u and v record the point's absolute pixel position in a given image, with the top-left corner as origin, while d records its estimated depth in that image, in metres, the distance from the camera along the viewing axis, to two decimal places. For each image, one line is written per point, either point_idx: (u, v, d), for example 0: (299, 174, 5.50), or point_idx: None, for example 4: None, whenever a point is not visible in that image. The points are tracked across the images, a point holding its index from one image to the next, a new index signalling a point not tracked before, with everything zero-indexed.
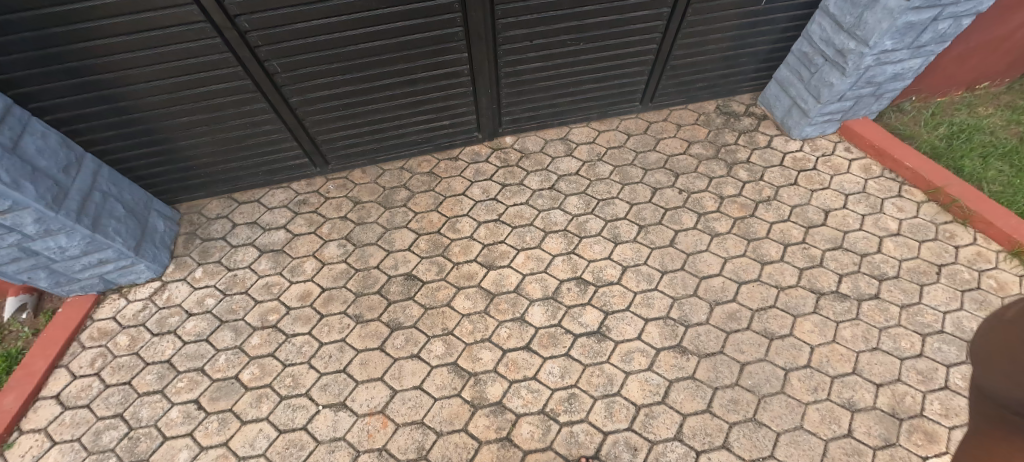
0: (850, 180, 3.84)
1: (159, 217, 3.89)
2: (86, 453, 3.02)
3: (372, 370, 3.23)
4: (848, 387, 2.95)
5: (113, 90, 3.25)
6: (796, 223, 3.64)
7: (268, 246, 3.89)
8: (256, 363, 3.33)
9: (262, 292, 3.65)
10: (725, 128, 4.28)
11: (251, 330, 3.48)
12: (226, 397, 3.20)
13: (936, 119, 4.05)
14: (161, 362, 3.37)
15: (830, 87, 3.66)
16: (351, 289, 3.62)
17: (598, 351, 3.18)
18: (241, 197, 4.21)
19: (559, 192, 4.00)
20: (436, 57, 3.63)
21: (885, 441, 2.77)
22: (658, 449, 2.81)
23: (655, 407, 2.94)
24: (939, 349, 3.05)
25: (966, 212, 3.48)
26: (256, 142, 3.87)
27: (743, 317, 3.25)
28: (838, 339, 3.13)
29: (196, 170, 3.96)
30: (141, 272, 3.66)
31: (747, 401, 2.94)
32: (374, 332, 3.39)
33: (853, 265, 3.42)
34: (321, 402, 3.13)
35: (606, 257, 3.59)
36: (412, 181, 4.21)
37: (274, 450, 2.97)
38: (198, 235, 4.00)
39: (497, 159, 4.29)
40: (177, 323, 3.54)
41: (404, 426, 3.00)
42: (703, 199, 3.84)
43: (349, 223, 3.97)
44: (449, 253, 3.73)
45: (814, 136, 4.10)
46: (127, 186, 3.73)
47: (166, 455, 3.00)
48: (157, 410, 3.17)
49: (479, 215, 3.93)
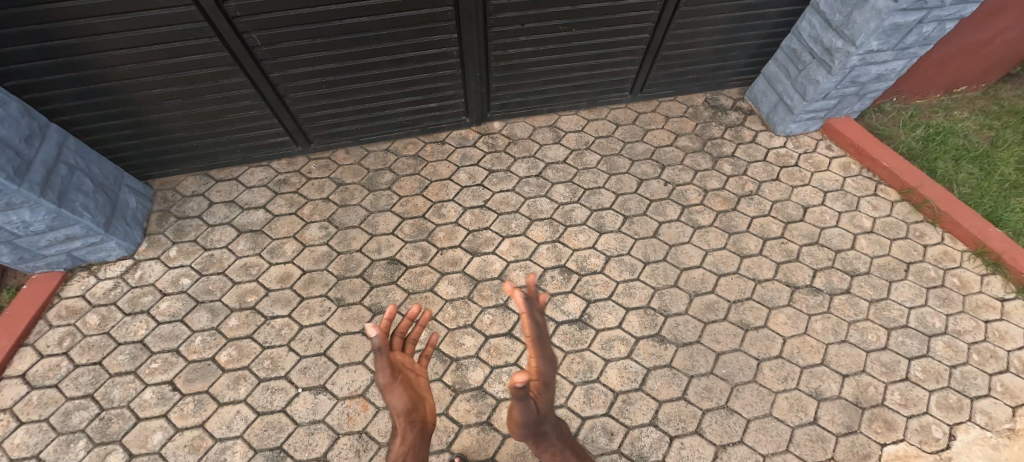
0: (829, 178, 3.93)
1: (130, 193, 3.74)
2: (55, 433, 2.95)
3: (353, 354, 3.22)
4: (816, 377, 3.08)
5: (81, 57, 3.07)
6: (776, 218, 3.73)
7: (247, 226, 3.79)
8: (233, 345, 3.27)
9: (241, 273, 3.57)
10: (712, 121, 4.31)
11: (228, 311, 3.41)
12: (203, 379, 3.14)
13: (914, 121, 4.16)
14: (133, 342, 3.28)
15: (815, 85, 3.71)
16: (332, 272, 3.56)
17: (579, 338, 3.23)
18: (218, 175, 4.07)
19: (546, 180, 3.99)
20: (425, 36, 3.52)
21: (847, 428, 2.90)
22: (634, 434, 2.88)
23: (632, 394, 3.02)
24: (902, 342, 3.19)
25: (935, 212, 3.62)
26: (235, 118, 3.73)
27: (721, 308, 3.34)
28: (809, 331, 3.24)
29: (171, 145, 3.81)
30: (111, 249, 3.53)
31: (720, 389, 3.03)
32: (356, 316, 3.36)
33: (828, 260, 3.53)
34: (300, 385, 3.11)
35: (591, 247, 3.62)
36: (397, 164, 4.13)
37: (251, 432, 2.95)
38: (173, 213, 3.87)
39: (484, 143, 4.24)
40: (150, 303, 3.44)
41: (384, 409, 3.01)
42: (688, 191, 3.88)
43: (331, 205, 3.89)
44: (433, 239, 3.70)
45: (797, 133, 4.17)
46: (96, 160, 3.56)
47: (139, 436, 2.95)
48: (129, 391, 3.09)
49: (464, 200, 3.89)
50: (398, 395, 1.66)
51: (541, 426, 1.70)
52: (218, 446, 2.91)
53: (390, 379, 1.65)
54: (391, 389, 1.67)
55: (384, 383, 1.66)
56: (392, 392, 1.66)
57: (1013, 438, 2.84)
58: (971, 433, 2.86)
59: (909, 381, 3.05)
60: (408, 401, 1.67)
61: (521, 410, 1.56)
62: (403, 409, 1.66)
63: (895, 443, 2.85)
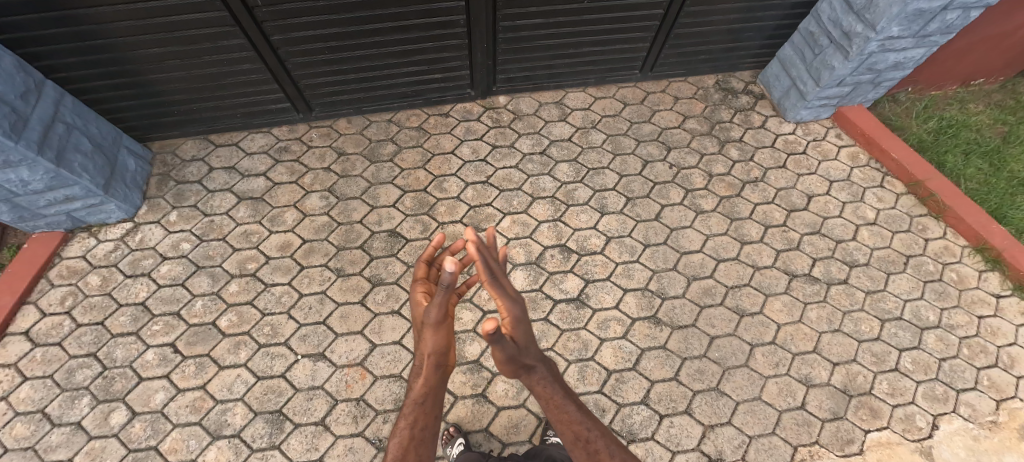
0: (836, 167, 3.88)
1: (129, 155, 3.70)
2: (59, 390, 3.01)
3: (351, 323, 3.26)
4: (806, 363, 3.13)
5: (74, 12, 2.97)
6: (779, 206, 3.70)
7: (246, 193, 3.76)
8: (233, 310, 3.31)
9: (241, 241, 3.57)
10: (722, 104, 4.23)
11: (229, 277, 3.43)
12: (203, 342, 3.19)
13: (927, 113, 4.06)
14: (134, 304, 3.31)
15: (831, 71, 3.61)
16: (333, 242, 3.57)
17: (576, 317, 3.26)
18: (217, 140, 4.02)
19: (549, 157, 3.94)
20: (432, 3, 3.40)
21: (833, 414, 2.97)
22: (625, 411, 2.95)
23: (626, 373, 3.07)
24: (895, 334, 3.23)
25: (941, 207, 3.59)
26: (234, 82, 3.65)
27: (718, 293, 3.36)
28: (803, 319, 3.28)
29: (169, 106, 3.73)
30: (111, 212, 3.52)
31: (712, 371, 3.09)
32: (355, 286, 3.39)
33: (828, 250, 3.52)
34: (300, 352, 3.16)
35: (592, 227, 3.61)
36: (399, 135, 4.07)
37: (251, 395, 3.02)
38: (172, 177, 3.84)
39: (488, 118, 4.17)
40: (151, 266, 3.46)
41: (381, 378, 3.07)
42: (692, 175, 3.84)
43: (332, 175, 3.86)
44: (434, 213, 3.69)
45: (808, 120, 4.09)
46: (93, 119, 3.50)
47: (142, 395, 3.01)
48: (131, 352, 3.15)
49: (467, 175, 3.86)
50: (432, 341, 1.42)
51: (526, 360, 1.37)
52: (219, 407, 2.98)
53: (438, 321, 1.40)
54: (426, 331, 1.43)
55: (428, 321, 1.41)
56: (429, 335, 1.42)
57: (993, 430, 2.92)
58: (953, 424, 2.94)
59: (898, 372, 3.11)
60: (444, 344, 1.44)
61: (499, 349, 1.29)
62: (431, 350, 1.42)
63: (878, 430, 2.92)
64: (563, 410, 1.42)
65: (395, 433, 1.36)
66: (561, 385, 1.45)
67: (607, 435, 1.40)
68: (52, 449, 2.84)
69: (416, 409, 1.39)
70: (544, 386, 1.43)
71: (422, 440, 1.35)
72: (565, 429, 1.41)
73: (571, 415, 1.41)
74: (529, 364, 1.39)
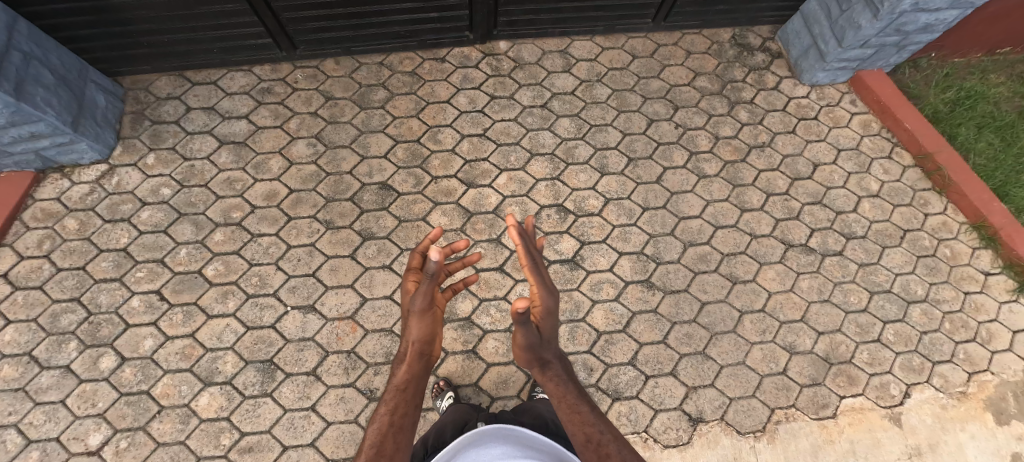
0: (846, 135, 3.76)
1: (98, 90, 3.43)
2: (45, 334, 2.97)
3: (342, 277, 3.20)
4: (792, 332, 3.17)
5: None
6: (783, 173, 3.61)
7: (228, 137, 3.55)
8: (220, 259, 3.22)
9: (224, 188, 3.41)
10: (735, 62, 4.00)
11: (213, 225, 3.31)
12: (190, 291, 3.13)
13: (947, 81, 3.90)
14: (116, 250, 3.20)
15: (856, 30, 3.40)
16: (321, 193, 3.43)
17: (570, 278, 3.24)
18: (195, 78, 3.73)
19: (550, 111, 3.75)
20: None
21: (813, 380, 3.04)
22: (611, 371, 3.00)
23: (615, 335, 3.10)
24: (881, 306, 3.26)
25: (946, 181, 3.53)
26: (208, 11, 3.32)
27: (713, 260, 3.34)
28: (795, 289, 3.29)
29: (139, 37, 3.42)
30: (83, 152, 3.32)
31: (700, 336, 3.13)
32: (345, 240, 3.30)
33: (827, 221, 3.48)
34: (289, 304, 3.12)
35: (591, 188, 3.51)
36: (392, 80, 3.81)
37: (241, 345, 3.00)
38: (147, 116, 3.59)
39: (488, 65, 3.91)
40: (131, 211, 3.31)
41: (373, 332, 3.06)
42: (698, 137, 3.70)
43: (320, 121, 3.64)
44: (428, 166, 3.53)
45: (823, 84, 3.91)
46: (54, 49, 3.20)
47: (130, 342, 2.98)
48: (117, 298, 3.08)
49: (463, 127, 3.67)
50: (419, 329, 1.28)
51: (543, 353, 1.36)
52: (209, 355, 2.97)
53: (426, 307, 1.26)
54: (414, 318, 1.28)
55: (414, 309, 1.27)
56: (414, 324, 1.28)
57: (962, 400, 3.01)
58: (925, 393, 3.03)
59: (879, 342, 3.16)
60: (430, 333, 1.31)
61: (522, 334, 1.28)
62: (419, 337, 1.30)
63: (854, 396, 3.01)
64: (574, 408, 1.31)
65: (376, 420, 1.21)
66: (578, 391, 1.38)
67: (619, 438, 1.25)
68: (41, 392, 2.82)
69: (399, 396, 1.25)
70: (557, 384, 1.37)
71: (402, 428, 1.18)
72: (574, 429, 1.28)
73: (583, 414, 1.30)
74: (545, 358, 1.37)
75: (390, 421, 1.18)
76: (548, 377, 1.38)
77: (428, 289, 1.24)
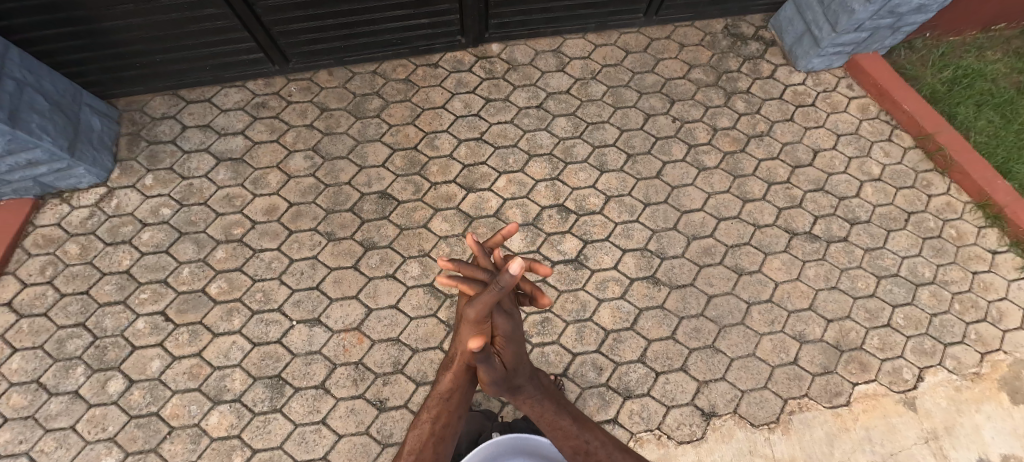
0: (844, 119, 3.74)
1: (93, 114, 3.43)
2: (51, 360, 2.96)
3: (346, 288, 3.19)
4: (801, 321, 3.15)
5: None
6: (784, 162, 3.59)
7: (225, 154, 3.54)
8: (223, 277, 3.21)
9: (224, 205, 3.40)
10: (729, 53, 3.98)
11: (214, 243, 3.30)
12: (195, 310, 3.12)
13: (943, 61, 3.87)
14: (119, 272, 3.19)
15: (849, 15, 3.38)
16: (321, 205, 3.42)
17: (575, 278, 3.22)
18: (189, 96, 3.73)
19: (546, 111, 3.73)
20: None
21: (824, 369, 3.02)
22: (621, 370, 2.98)
23: (623, 333, 3.08)
24: (889, 290, 3.23)
25: (948, 162, 3.51)
26: (199, 29, 3.31)
27: (717, 252, 3.32)
28: (801, 277, 3.26)
29: (131, 58, 3.42)
30: (82, 176, 3.31)
31: (709, 330, 3.11)
32: (347, 251, 3.29)
33: (830, 207, 3.46)
34: (295, 318, 3.11)
35: (591, 186, 3.49)
36: (386, 88, 3.81)
37: (249, 362, 2.99)
38: (144, 137, 3.59)
39: (482, 68, 3.90)
40: (131, 233, 3.30)
41: (380, 342, 3.04)
42: (696, 129, 3.68)
43: (316, 133, 3.63)
44: (426, 173, 3.52)
45: (819, 70, 3.89)
46: (47, 74, 3.19)
47: (137, 364, 2.97)
48: (122, 321, 3.07)
49: (459, 131, 3.66)
50: (472, 337, 0.93)
51: (515, 381, 1.03)
52: (217, 373, 2.96)
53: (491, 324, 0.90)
54: (467, 323, 0.92)
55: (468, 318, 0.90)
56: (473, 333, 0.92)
57: (976, 381, 2.99)
58: (938, 376, 3.00)
59: (889, 327, 3.13)
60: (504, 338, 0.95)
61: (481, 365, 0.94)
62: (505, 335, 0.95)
63: (866, 383, 2.98)
64: (555, 421, 1.11)
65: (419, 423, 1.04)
66: (554, 399, 1.14)
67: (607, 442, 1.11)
68: (51, 418, 2.81)
69: (442, 404, 1.05)
70: (531, 404, 1.09)
71: (444, 438, 1.01)
72: (559, 438, 1.11)
73: (566, 426, 1.10)
74: (516, 385, 1.05)
75: (431, 429, 1.01)
76: (522, 400, 1.09)
77: (489, 300, 0.83)
